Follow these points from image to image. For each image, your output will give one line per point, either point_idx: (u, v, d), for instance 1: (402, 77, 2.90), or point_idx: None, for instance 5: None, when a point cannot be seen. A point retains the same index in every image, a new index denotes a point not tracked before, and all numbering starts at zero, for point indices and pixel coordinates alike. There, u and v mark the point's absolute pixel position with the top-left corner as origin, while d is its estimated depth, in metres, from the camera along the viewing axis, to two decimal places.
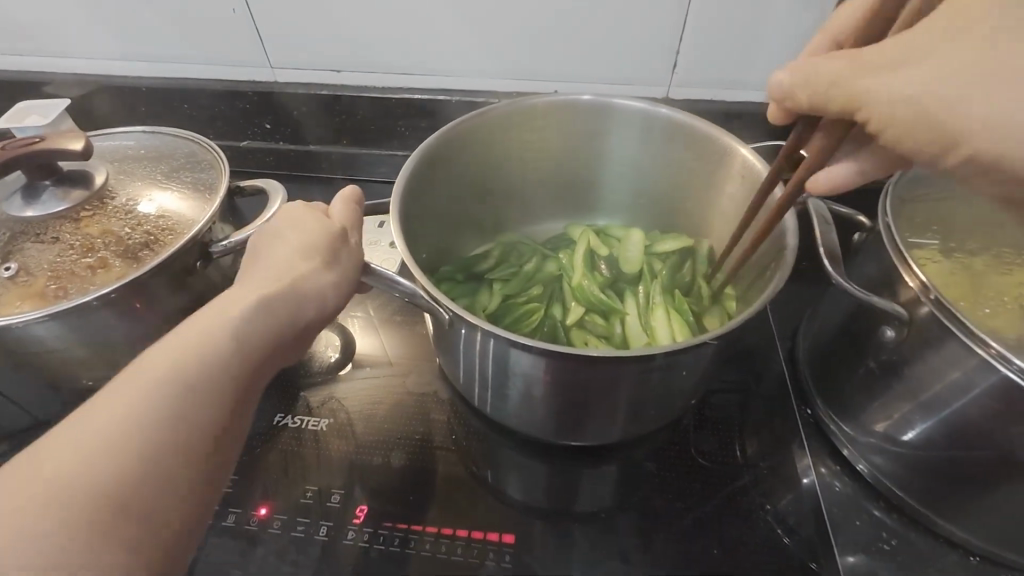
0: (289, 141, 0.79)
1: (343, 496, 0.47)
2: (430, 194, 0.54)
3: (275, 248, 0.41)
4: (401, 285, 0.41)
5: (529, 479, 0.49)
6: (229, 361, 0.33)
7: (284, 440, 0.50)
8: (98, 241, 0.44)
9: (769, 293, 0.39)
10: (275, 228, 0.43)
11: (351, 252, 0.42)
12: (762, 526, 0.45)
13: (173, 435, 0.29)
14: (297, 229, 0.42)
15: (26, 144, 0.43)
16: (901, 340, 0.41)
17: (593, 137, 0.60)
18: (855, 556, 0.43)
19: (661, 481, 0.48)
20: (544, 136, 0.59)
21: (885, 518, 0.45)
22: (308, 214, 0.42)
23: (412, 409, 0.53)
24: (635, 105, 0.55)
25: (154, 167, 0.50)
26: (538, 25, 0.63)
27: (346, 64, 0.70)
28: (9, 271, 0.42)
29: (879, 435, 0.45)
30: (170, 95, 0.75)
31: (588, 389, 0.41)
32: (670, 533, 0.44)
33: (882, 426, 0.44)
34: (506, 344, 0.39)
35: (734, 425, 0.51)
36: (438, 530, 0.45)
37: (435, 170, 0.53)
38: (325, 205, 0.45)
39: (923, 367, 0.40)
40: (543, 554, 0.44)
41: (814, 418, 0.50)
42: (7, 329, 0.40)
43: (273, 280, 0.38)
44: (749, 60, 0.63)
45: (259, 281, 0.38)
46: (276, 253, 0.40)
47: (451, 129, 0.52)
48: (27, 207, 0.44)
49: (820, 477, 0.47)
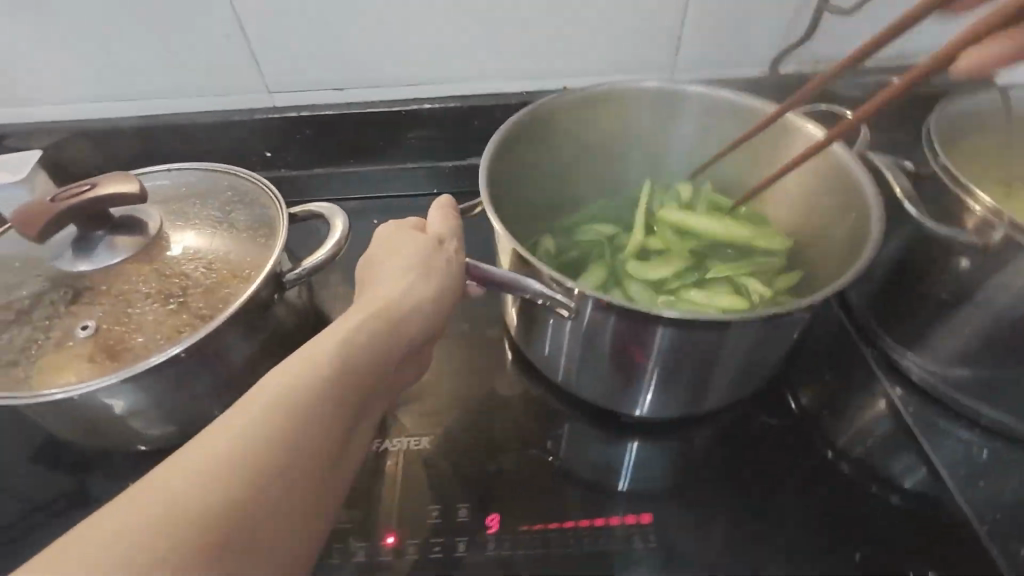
0: (292, 167, 0.76)
1: (469, 510, 0.45)
2: (506, 170, 0.53)
3: (383, 265, 0.40)
4: (532, 284, 0.40)
5: (634, 456, 0.50)
6: (342, 381, 0.33)
7: (389, 465, 0.47)
8: (176, 286, 0.40)
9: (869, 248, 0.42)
10: (380, 242, 0.42)
11: (454, 265, 0.41)
12: (863, 456, 0.49)
13: (287, 450, 0.30)
14: (398, 248, 0.40)
15: (75, 193, 0.38)
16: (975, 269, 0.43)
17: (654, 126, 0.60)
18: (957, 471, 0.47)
19: (768, 437, 0.50)
20: (608, 121, 0.59)
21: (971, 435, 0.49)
22: (406, 230, 0.41)
23: (511, 412, 0.52)
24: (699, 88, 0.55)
25: (200, 204, 0.46)
26: (547, 22, 0.65)
27: (350, 80, 0.69)
28: (88, 330, 0.38)
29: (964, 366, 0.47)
30: (157, 133, 0.70)
31: (701, 355, 0.43)
32: (795, 485, 0.47)
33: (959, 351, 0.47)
34: (637, 317, 0.40)
35: (812, 370, 0.54)
36: (575, 525, 0.44)
37: (513, 148, 0.52)
38: (416, 218, 0.44)
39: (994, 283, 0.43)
40: (683, 523, 0.45)
41: (881, 354, 0.54)
42: (91, 392, 0.37)
43: (387, 301, 0.38)
44: (746, 41, 0.67)
45: (383, 311, 0.37)
46: (381, 274, 0.40)
47: (530, 110, 0.52)
48: (78, 261, 0.40)
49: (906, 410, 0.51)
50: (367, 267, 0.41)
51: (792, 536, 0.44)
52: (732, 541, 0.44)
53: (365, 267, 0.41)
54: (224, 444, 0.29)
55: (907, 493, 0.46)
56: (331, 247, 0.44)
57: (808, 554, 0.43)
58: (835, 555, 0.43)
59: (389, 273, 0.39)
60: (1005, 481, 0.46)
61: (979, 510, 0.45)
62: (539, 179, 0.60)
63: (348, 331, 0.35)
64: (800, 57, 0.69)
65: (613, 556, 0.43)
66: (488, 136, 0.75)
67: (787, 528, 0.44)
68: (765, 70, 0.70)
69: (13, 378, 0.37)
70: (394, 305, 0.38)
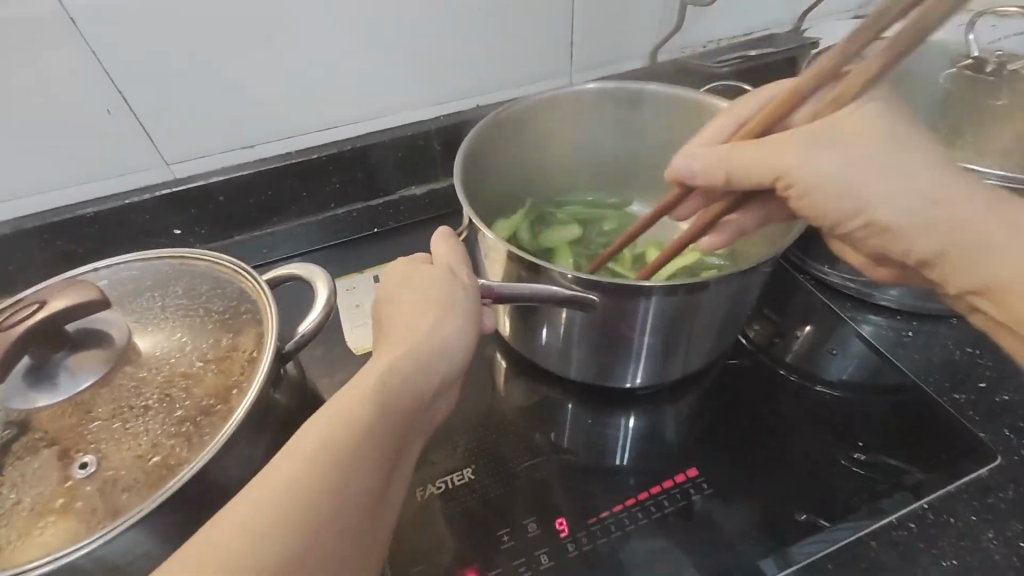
0: (208, 241, 0.68)
1: (536, 522, 0.46)
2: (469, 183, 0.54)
3: (399, 304, 0.40)
4: (558, 289, 0.42)
5: (657, 423, 0.54)
6: (388, 420, 0.32)
7: (444, 508, 0.46)
8: (177, 389, 0.36)
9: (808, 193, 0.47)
10: (392, 283, 0.41)
11: (472, 289, 0.41)
12: (833, 362, 0.57)
13: (345, 492, 0.29)
14: (412, 288, 0.40)
15: (24, 315, 0.33)
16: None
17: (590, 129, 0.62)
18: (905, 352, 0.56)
19: (757, 372, 0.56)
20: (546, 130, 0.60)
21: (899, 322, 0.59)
22: (418, 264, 0.41)
23: (535, 422, 0.53)
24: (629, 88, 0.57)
25: (160, 297, 0.41)
26: (453, 47, 0.66)
27: (259, 135, 0.64)
28: (87, 467, 0.33)
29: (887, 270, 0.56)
30: (32, 238, 0.59)
31: (700, 316, 0.47)
32: (794, 403, 0.53)
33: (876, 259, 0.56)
34: (626, 292, 0.43)
35: (768, 306, 0.63)
36: (637, 499, 0.47)
37: (471, 163, 0.53)
38: (425, 253, 0.44)
39: None
40: (724, 465, 0.49)
41: (817, 279, 0.63)
42: (107, 542, 0.31)
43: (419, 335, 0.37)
44: (627, 38, 0.75)
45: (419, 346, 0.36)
46: (402, 311, 0.39)
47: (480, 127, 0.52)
48: (37, 394, 0.34)
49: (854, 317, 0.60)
50: (382, 311, 0.40)
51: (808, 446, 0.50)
52: (765, 468, 0.48)
53: (382, 312, 0.40)
54: (279, 484, 0.28)
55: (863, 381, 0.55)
56: (321, 307, 0.41)
57: (820, 460, 0.49)
58: (826, 456, 0.49)
59: (410, 311, 0.39)
60: (933, 348, 0.55)
61: (919, 372, 0.54)
62: (495, 188, 0.61)
63: (383, 373, 0.34)
64: (672, 46, 0.78)
65: (681, 517, 0.46)
66: (413, 166, 0.73)
67: (787, 442, 0.50)
68: (648, 61, 0.78)
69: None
70: (424, 340, 0.36)
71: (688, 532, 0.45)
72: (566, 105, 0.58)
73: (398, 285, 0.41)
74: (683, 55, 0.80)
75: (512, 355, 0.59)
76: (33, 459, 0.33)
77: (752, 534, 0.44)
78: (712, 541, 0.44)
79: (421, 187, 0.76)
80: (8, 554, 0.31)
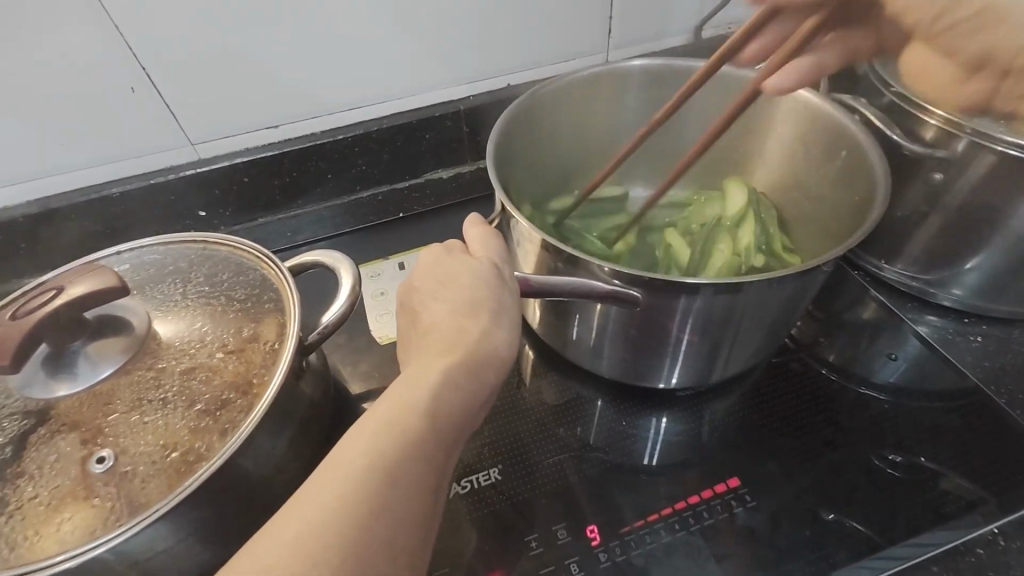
0: (233, 223, 0.67)
1: (567, 528, 0.44)
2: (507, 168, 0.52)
3: (436, 303, 0.37)
4: (597, 284, 0.39)
5: (699, 427, 0.51)
6: (432, 439, 0.30)
7: (470, 508, 0.45)
8: (196, 381, 0.35)
9: (881, 189, 0.42)
10: (426, 280, 0.39)
11: (508, 286, 0.38)
12: (891, 369, 0.53)
13: (385, 520, 0.26)
14: (448, 283, 0.38)
15: (43, 301, 0.32)
16: (949, 176, 0.47)
17: (633, 112, 0.59)
18: (967, 359, 0.52)
19: (807, 377, 0.53)
20: (588, 110, 0.57)
21: (966, 325, 0.54)
22: (457, 259, 0.39)
23: (570, 421, 0.51)
24: (676, 66, 0.53)
25: (178, 284, 0.40)
26: (482, 21, 0.62)
27: (284, 114, 0.62)
28: (103, 462, 0.32)
29: (959, 270, 0.51)
30: (60, 218, 0.59)
31: (754, 315, 0.43)
32: (847, 412, 0.50)
33: (942, 258, 0.51)
34: (667, 289, 0.40)
35: (818, 305, 0.58)
36: (675, 509, 0.45)
37: (509, 143, 0.51)
38: (458, 242, 0.41)
39: (961, 183, 0.46)
40: (768, 478, 0.46)
41: (874, 277, 0.58)
42: (123, 541, 0.30)
43: (460, 340, 0.34)
44: (668, 11, 0.69)
45: (459, 350, 0.34)
46: (439, 312, 0.37)
47: (519, 104, 0.50)
48: (56, 384, 0.33)
49: (918, 320, 0.55)
50: (414, 306, 0.38)
51: (862, 462, 0.47)
52: (814, 481, 0.46)
53: (417, 312, 0.38)
54: (311, 507, 0.26)
55: (919, 388, 0.51)
56: (345, 296, 0.39)
57: (879, 477, 0.46)
58: (885, 471, 0.46)
59: (449, 312, 0.36)
60: (1001, 357, 0.51)
61: (985, 381, 0.50)
62: (533, 173, 0.58)
63: (430, 385, 0.31)
64: (716, 21, 0.73)
65: (720, 530, 0.44)
66: (441, 147, 0.71)
67: (843, 457, 0.47)
68: (690, 37, 0.73)
69: (16, 548, 0.30)
70: (468, 349, 0.34)
71: (732, 545, 0.43)
72: (609, 84, 0.55)
73: (435, 284, 0.38)
74: (728, 30, 0.75)
75: (541, 347, 0.56)
76: (53, 449, 0.32)
77: (801, 552, 0.42)
78: (757, 555, 0.42)
79: (448, 171, 0.73)
80: (27, 547, 0.30)
